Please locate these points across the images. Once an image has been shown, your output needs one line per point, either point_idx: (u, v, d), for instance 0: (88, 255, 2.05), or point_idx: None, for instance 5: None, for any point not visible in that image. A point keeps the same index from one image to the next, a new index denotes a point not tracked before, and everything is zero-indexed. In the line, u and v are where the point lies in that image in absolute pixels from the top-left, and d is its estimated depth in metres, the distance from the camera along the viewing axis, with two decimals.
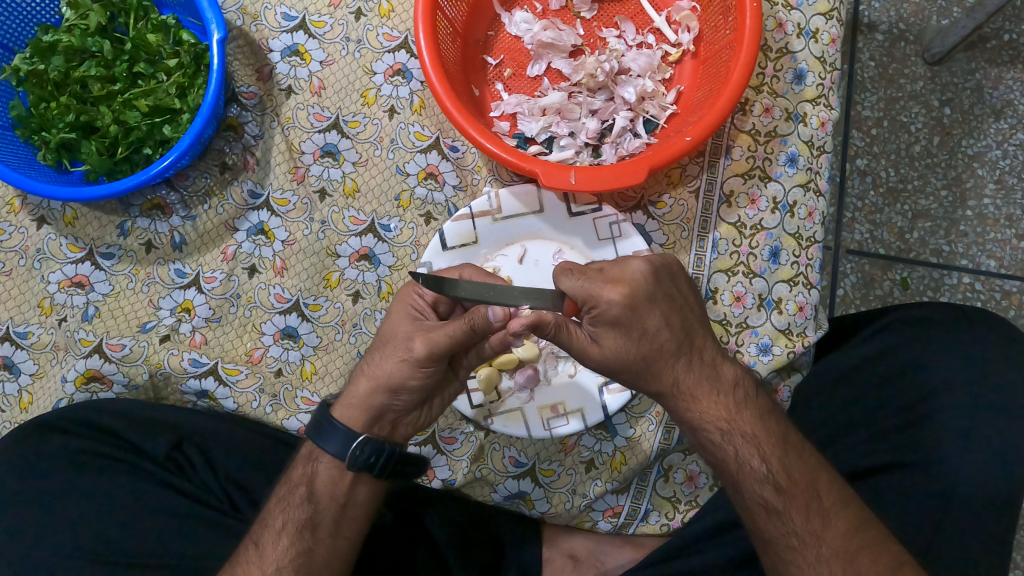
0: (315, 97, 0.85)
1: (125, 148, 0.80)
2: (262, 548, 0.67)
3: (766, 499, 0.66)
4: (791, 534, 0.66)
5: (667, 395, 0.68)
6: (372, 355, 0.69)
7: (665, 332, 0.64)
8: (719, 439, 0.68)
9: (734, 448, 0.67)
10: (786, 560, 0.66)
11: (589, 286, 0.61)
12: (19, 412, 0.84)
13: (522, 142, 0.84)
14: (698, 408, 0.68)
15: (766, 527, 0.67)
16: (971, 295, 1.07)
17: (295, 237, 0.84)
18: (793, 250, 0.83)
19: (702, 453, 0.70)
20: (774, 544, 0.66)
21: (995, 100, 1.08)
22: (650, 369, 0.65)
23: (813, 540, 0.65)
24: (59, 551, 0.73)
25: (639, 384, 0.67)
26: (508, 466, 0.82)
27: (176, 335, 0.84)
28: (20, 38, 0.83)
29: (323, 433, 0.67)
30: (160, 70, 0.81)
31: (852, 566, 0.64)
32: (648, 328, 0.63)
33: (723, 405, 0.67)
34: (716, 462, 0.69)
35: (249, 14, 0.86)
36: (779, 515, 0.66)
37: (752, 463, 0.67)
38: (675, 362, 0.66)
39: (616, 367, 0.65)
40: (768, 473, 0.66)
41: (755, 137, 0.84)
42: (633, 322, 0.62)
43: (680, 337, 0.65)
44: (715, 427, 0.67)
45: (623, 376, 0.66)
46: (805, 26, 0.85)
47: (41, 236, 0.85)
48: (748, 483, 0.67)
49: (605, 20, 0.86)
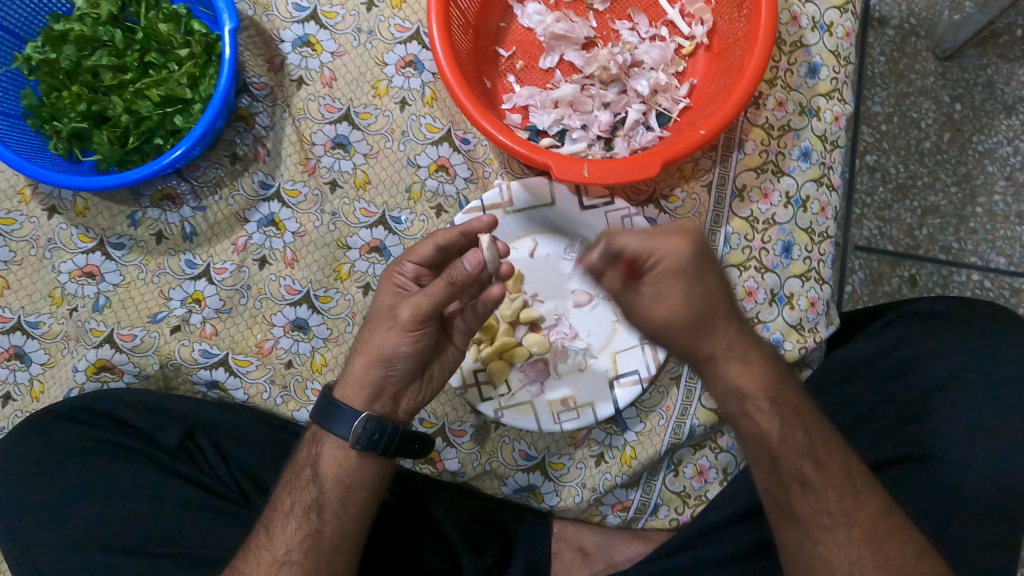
0: (326, 88, 0.85)
1: (136, 138, 0.80)
2: (272, 532, 0.68)
3: (804, 474, 0.67)
4: (823, 512, 0.66)
5: (713, 360, 0.68)
6: (367, 330, 0.69)
7: (722, 295, 0.66)
8: (767, 409, 0.68)
9: (780, 417, 0.68)
10: (816, 539, 0.67)
11: (656, 236, 0.63)
12: (31, 401, 0.84)
13: (534, 135, 0.83)
14: (740, 375, 0.68)
15: (800, 503, 0.67)
16: (980, 292, 1.06)
17: (306, 229, 0.84)
18: (805, 245, 0.83)
19: (737, 424, 0.70)
20: (805, 522, 0.67)
21: (1006, 96, 1.07)
22: (710, 332, 0.67)
23: (846, 519, 0.66)
24: (73, 539, 0.73)
25: (693, 345, 0.68)
26: (518, 459, 0.82)
27: (187, 326, 0.84)
28: (31, 27, 0.83)
29: (326, 413, 0.67)
30: (172, 60, 0.80)
31: (881, 548, 0.65)
32: (711, 288, 0.65)
33: (768, 376, 0.69)
34: (757, 434, 0.68)
35: (259, 4, 0.85)
36: (814, 491, 0.67)
37: (796, 435, 0.67)
38: (729, 327, 0.67)
39: (676, 325, 0.66)
40: (811, 446, 0.67)
41: (768, 132, 0.84)
42: (697, 278, 0.64)
43: (729, 301, 0.68)
44: (764, 395, 0.68)
45: (683, 335, 0.67)
46: (819, 19, 0.85)
47: (52, 225, 0.85)
48: (789, 456, 0.67)
49: (619, 12, 0.85)
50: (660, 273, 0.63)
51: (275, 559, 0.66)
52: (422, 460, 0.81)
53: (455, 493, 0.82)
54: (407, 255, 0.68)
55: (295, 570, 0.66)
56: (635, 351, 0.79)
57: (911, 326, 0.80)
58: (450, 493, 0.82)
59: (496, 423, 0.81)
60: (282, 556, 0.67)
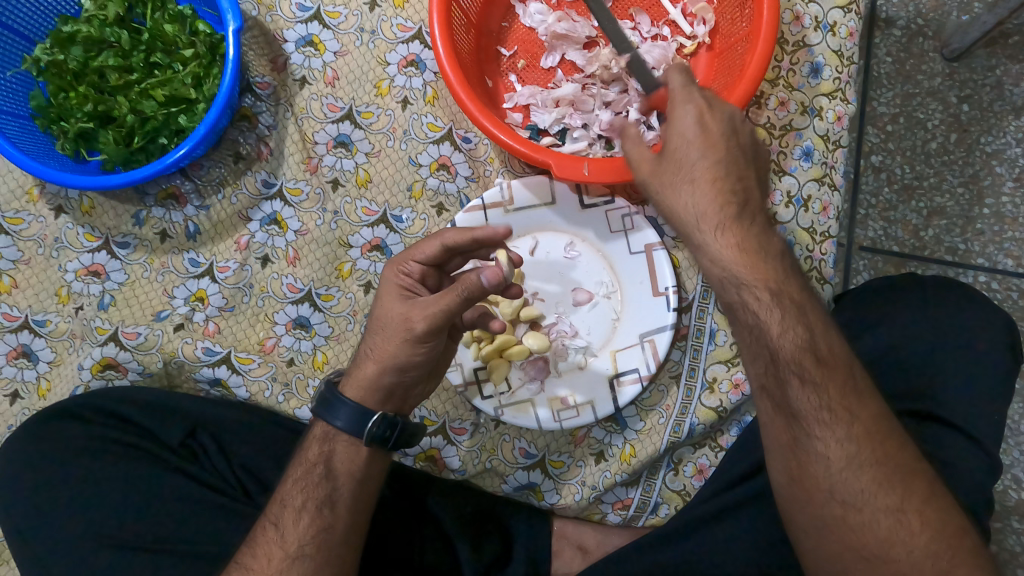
0: (329, 88, 0.85)
1: (141, 137, 0.81)
2: (282, 529, 0.67)
3: (804, 370, 0.60)
4: (823, 407, 0.60)
5: (701, 233, 0.61)
6: (374, 338, 0.67)
7: (728, 169, 0.61)
8: (766, 300, 0.60)
9: (781, 312, 0.60)
10: (812, 436, 0.61)
11: (682, 90, 0.63)
12: (37, 399, 0.85)
13: (535, 134, 0.84)
14: (735, 260, 0.60)
15: (796, 396, 0.61)
16: (987, 293, 1.05)
17: (308, 228, 0.85)
18: (807, 244, 0.83)
19: (733, 310, 0.63)
20: (802, 417, 0.61)
21: (1015, 97, 1.06)
22: (692, 192, 0.61)
23: (845, 420, 0.60)
24: (76, 534, 0.74)
25: (688, 210, 0.61)
26: (518, 457, 0.82)
27: (190, 324, 0.84)
28: (40, 29, 0.84)
29: (333, 412, 0.67)
30: (177, 60, 0.81)
31: (881, 450, 0.61)
32: (716, 156, 0.61)
33: (772, 268, 0.61)
34: (754, 326, 0.61)
35: (263, 5, 0.86)
36: (815, 387, 0.60)
37: (799, 332, 0.60)
38: (728, 205, 0.60)
39: (661, 175, 0.62)
40: (811, 345, 0.60)
41: (770, 131, 0.84)
42: (709, 158, 0.61)
43: (740, 183, 0.62)
44: (765, 285, 0.60)
45: (669, 187, 0.62)
46: (822, 19, 0.85)
47: (59, 225, 0.86)
48: (787, 353, 0.60)
49: (620, 11, 0.85)
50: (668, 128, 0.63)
51: (287, 554, 0.65)
52: (423, 457, 0.83)
53: (452, 488, 0.80)
54: (411, 256, 0.67)
55: (308, 565, 0.65)
56: (635, 351, 0.79)
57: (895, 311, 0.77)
58: (445, 488, 0.80)
59: (496, 421, 0.82)
60: (295, 553, 0.65)
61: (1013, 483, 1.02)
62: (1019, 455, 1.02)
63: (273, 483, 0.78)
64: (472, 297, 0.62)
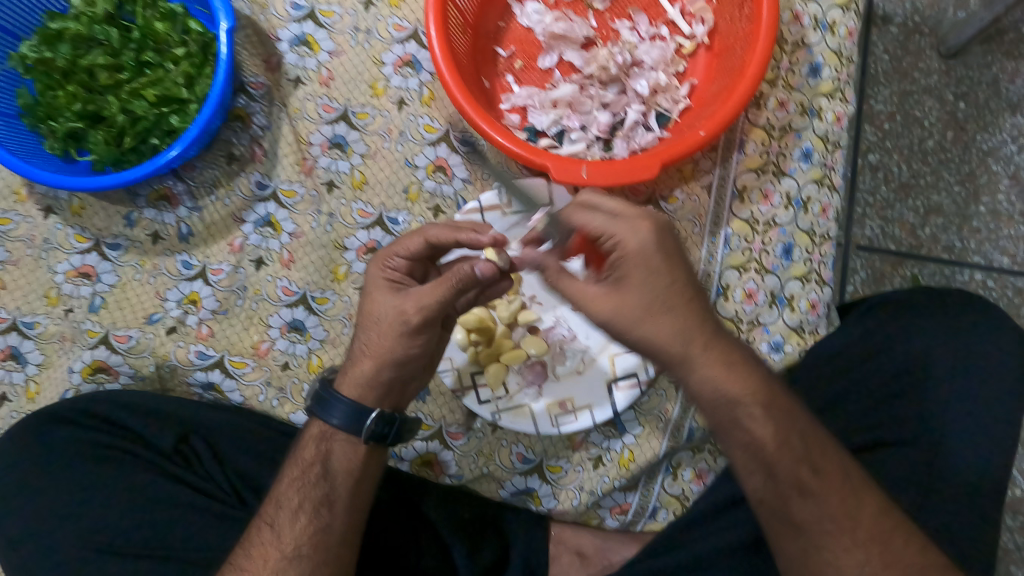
0: (324, 88, 0.84)
1: (132, 137, 0.79)
2: (278, 529, 0.66)
3: (801, 480, 0.61)
4: (825, 517, 0.60)
5: (688, 361, 0.59)
6: (368, 334, 0.65)
7: (689, 289, 0.59)
8: (759, 416, 0.60)
9: (773, 424, 0.60)
10: (819, 545, 0.61)
11: (619, 218, 0.58)
12: (26, 401, 0.84)
13: (533, 136, 0.83)
14: (724, 378, 0.59)
15: (798, 509, 0.61)
16: (984, 291, 1.05)
17: (303, 230, 0.84)
18: (807, 246, 0.83)
19: (727, 433, 0.62)
20: (806, 528, 0.61)
21: (1011, 95, 1.06)
22: (671, 320, 0.58)
23: (849, 523, 0.60)
24: (68, 540, 0.73)
25: (672, 339, 0.58)
26: (515, 462, 0.82)
27: (182, 327, 0.83)
28: (26, 25, 0.82)
29: (328, 410, 0.66)
30: (168, 59, 0.80)
31: (887, 548, 0.60)
32: (679, 281, 0.58)
33: (759, 378, 0.60)
34: (750, 444, 0.61)
35: (256, 3, 0.85)
36: (815, 499, 0.60)
37: (791, 441, 0.61)
38: (706, 322, 0.59)
39: (629, 309, 0.58)
40: (803, 451, 0.61)
41: (769, 132, 0.83)
42: (665, 265, 0.58)
43: (702, 304, 0.59)
44: (756, 400, 0.60)
45: (644, 324, 0.58)
46: (821, 18, 0.84)
47: (48, 225, 0.85)
48: (785, 464, 0.60)
49: (619, 11, 0.84)
50: (620, 258, 0.58)
51: (284, 554, 0.65)
52: (420, 463, 0.82)
53: (447, 492, 0.80)
54: (393, 252, 0.66)
55: (305, 566, 0.64)
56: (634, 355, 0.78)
57: (893, 314, 0.77)
58: (441, 493, 0.80)
59: (494, 426, 0.81)
60: (291, 553, 0.65)
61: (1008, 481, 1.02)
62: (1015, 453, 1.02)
63: (268, 488, 0.77)
64: (466, 286, 0.62)
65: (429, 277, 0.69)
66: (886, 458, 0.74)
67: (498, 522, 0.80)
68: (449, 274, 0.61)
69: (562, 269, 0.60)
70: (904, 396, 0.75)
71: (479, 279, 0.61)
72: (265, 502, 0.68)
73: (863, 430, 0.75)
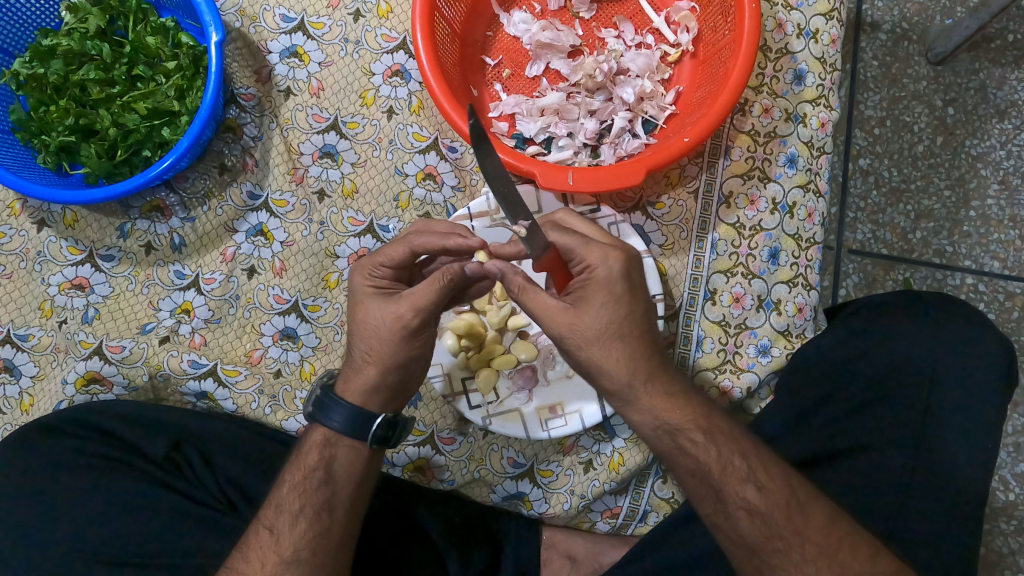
0: (314, 98, 0.85)
1: (124, 150, 0.80)
2: (276, 534, 0.66)
3: (750, 502, 0.61)
4: (774, 535, 0.61)
5: (632, 390, 0.60)
6: (366, 343, 0.64)
7: (642, 321, 0.60)
8: (702, 441, 0.61)
9: (717, 450, 0.61)
10: (772, 564, 0.61)
11: (591, 243, 0.61)
12: (21, 414, 0.84)
13: (521, 143, 0.84)
14: (665, 408, 0.61)
15: (749, 531, 0.61)
16: (974, 296, 1.06)
17: (294, 239, 0.85)
18: (792, 251, 0.84)
19: (673, 462, 0.62)
20: (758, 549, 0.61)
21: (999, 100, 1.07)
22: (622, 347, 0.59)
23: (798, 539, 0.61)
24: (63, 551, 0.73)
25: (620, 366, 0.59)
26: (506, 467, 0.82)
27: (176, 337, 0.84)
28: (20, 42, 0.83)
29: (329, 415, 0.66)
30: (159, 73, 0.81)
31: (836, 560, 0.60)
32: (635, 312, 0.60)
33: (699, 405, 0.62)
34: (696, 469, 0.61)
35: (247, 16, 0.86)
36: (763, 517, 0.61)
37: (734, 462, 0.61)
38: (653, 355, 0.61)
39: (582, 330, 0.59)
40: (751, 471, 0.62)
41: (754, 138, 0.84)
42: (625, 297, 0.59)
43: (652, 338, 0.61)
44: (697, 425, 0.61)
45: (593, 347, 0.59)
46: (805, 26, 0.85)
47: (41, 238, 0.85)
48: (731, 486, 0.61)
49: (604, 20, 0.86)
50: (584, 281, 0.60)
51: (281, 559, 0.65)
52: (411, 468, 0.82)
53: (441, 496, 0.81)
54: (378, 261, 0.66)
55: (303, 570, 0.65)
56: None
57: (878, 315, 0.78)
58: (435, 498, 0.80)
59: (485, 431, 0.82)
60: (290, 558, 0.65)
61: (1001, 485, 1.02)
62: (1008, 456, 1.02)
63: (260, 495, 0.78)
64: (455, 285, 0.62)
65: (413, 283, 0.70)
66: (872, 459, 0.75)
67: (492, 525, 0.81)
68: (438, 274, 0.61)
69: (526, 281, 0.60)
70: (889, 396, 0.76)
71: (466, 279, 0.61)
72: (264, 507, 0.68)
73: (846, 430, 0.76)
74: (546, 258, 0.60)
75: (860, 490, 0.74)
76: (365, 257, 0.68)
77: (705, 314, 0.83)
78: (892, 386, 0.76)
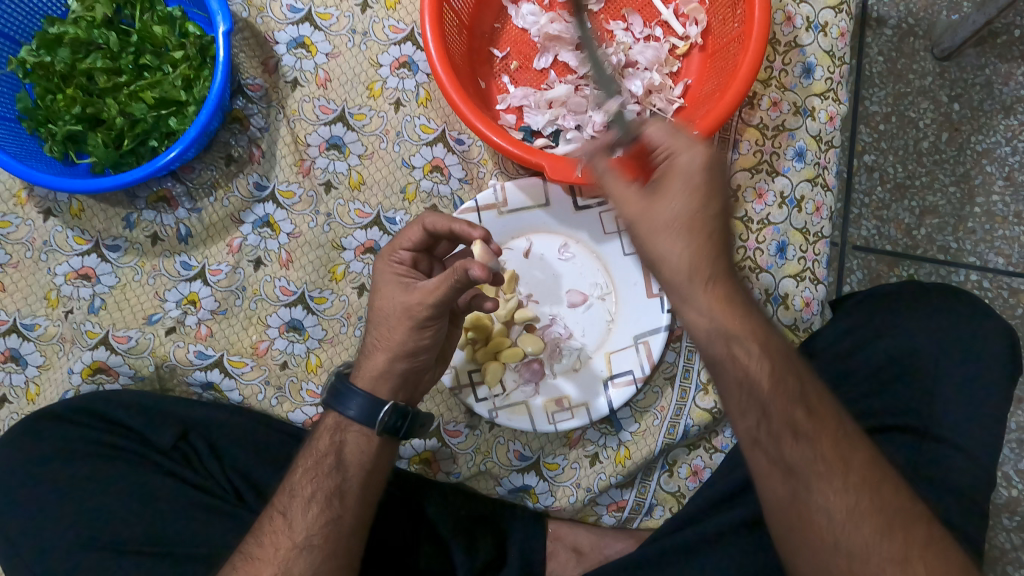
0: (321, 90, 0.85)
1: (130, 140, 0.80)
2: (289, 519, 0.65)
3: (795, 422, 0.57)
4: (818, 458, 0.57)
5: (692, 285, 0.56)
6: (377, 329, 0.66)
7: (719, 220, 0.56)
8: (756, 354, 0.56)
9: (771, 363, 0.57)
10: (811, 490, 0.56)
11: (680, 138, 0.58)
12: (26, 403, 0.84)
13: (528, 136, 0.83)
14: (723, 313, 0.56)
15: (790, 452, 0.57)
16: (979, 292, 1.06)
17: (300, 230, 0.84)
18: (800, 245, 0.84)
19: (719, 369, 0.58)
20: (801, 472, 0.57)
21: (1005, 96, 1.07)
22: (686, 242, 0.55)
23: (840, 467, 0.57)
24: (68, 541, 0.73)
25: (682, 261, 0.55)
26: (513, 460, 0.83)
27: (181, 328, 0.84)
28: (26, 31, 0.83)
29: (343, 401, 0.67)
30: (166, 62, 0.80)
31: (877, 494, 0.57)
32: (711, 209, 0.56)
33: (758, 321, 0.58)
34: (745, 379, 0.57)
35: (254, 6, 0.85)
36: (808, 440, 0.57)
37: (786, 382, 0.57)
38: (721, 258, 0.56)
39: (652, 215, 0.56)
40: (800, 394, 0.57)
41: (763, 132, 0.84)
42: (700, 192, 0.56)
43: (725, 241, 0.57)
44: (754, 336, 0.57)
45: (662, 236, 0.56)
46: (814, 20, 0.85)
47: (48, 228, 0.85)
48: (779, 405, 0.56)
49: (613, 13, 0.85)
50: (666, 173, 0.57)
51: (294, 544, 0.64)
52: (417, 461, 0.83)
53: (448, 489, 0.80)
54: (397, 246, 0.67)
55: (315, 556, 0.64)
56: (630, 353, 0.79)
57: (886, 309, 0.78)
58: (445, 490, 0.80)
59: (491, 423, 0.82)
60: (303, 543, 0.64)
61: (1004, 481, 1.02)
62: (1010, 453, 1.03)
63: (267, 486, 0.78)
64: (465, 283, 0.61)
65: (433, 270, 0.70)
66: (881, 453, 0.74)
67: (498, 520, 0.80)
68: (448, 270, 0.61)
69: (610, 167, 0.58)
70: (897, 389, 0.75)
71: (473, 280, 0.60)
72: (278, 492, 0.68)
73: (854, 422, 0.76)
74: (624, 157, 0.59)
75: None
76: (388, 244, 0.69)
77: None
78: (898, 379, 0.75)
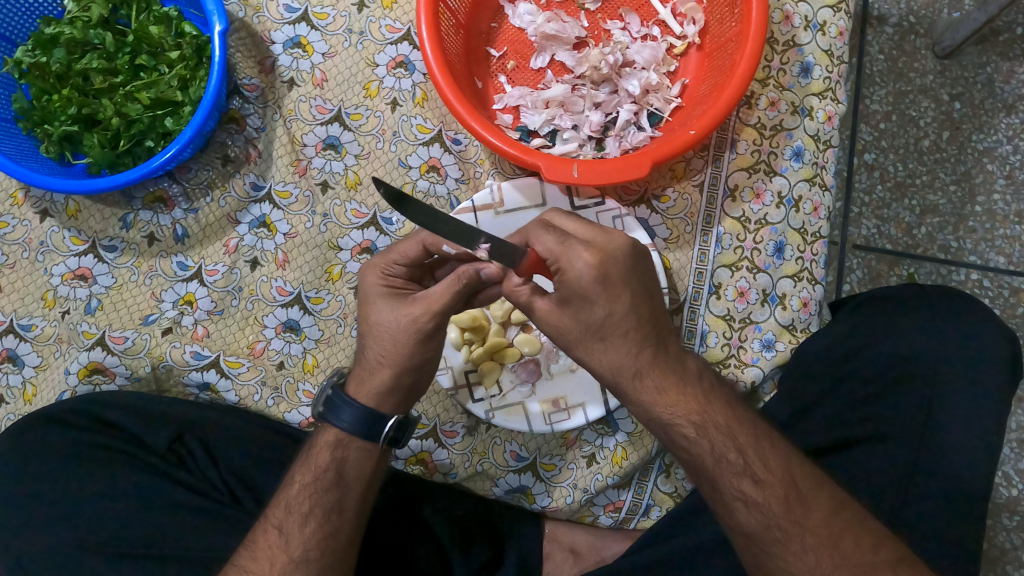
0: (317, 89, 0.85)
1: (127, 140, 0.80)
2: (286, 534, 0.66)
3: (745, 493, 0.61)
4: (772, 525, 0.60)
5: (624, 383, 0.60)
6: (380, 345, 0.64)
7: (627, 318, 0.57)
8: (694, 436, 0.61)
9: (710, 443, 0.61)
10: (771, 553, 0.60)
11: (565, 244, 0.57)
12: (23, 404, 0.84)
13: (524, 135, 0.83)
14: (658, 401, 0.60)
15: (746, 520, 0.61)
16: (979, 291, 1.06)
17: (296, 230, 0.84)
18: (798, 245, 0.83)
19: (669, 446, 0.63)
20: (756, 538, 0.61)
21: (1006, 94, 1.06)
22: (604, 347, 0.59)
23: (797, 529, 0.60)
24: (64, 543, 0.73)
25: (604, 365, 0.59)
26: (509, 460, 0.82)
27: (178, 328, 0.84)
28: (21, 31, 0.82)
29: (338, 414, 0.66)
30: (162, 63, 0.80)
31: (838, 550, 0.60)
32: (617, 310, 0.57)
33: (695, 399, 0.61)
34: (691, 460, 0.62)
35: (250, 6, 0.85)
36: (759, 508, 0.60)
37: (729, 456, 0.61)
38: (643, 351, 0.59)
39: (567, 332, 0.59)
40: (746, 464, 0.61)
41: (761, 131, 0.84)
42: (599, 299, 0.57)
43: (641, 331, 0.59)
44: (690, 420, 0.61)
45: (580, 347, 0.59)
46: (812, 18, 0.85)
47: (44, 229, 0.85)
48: (725, 478, 0.61)
49: (610, 12, 0.85)
50: (560, 284, 0.57)
51: (291, 560, 0.65)
52: (414, 461, 0.82)
53: (446, 491, 0.81)
54: (392, 259, 0.66)
55: (312, 570, 0.65)
56: None
57: (883, 310, 0.77)
58: (443, 492, 0.80)
59: (488, 424, 0.82)
60: (299, 558, 0.65)
61: (1004, 481, 1.02)
62: (1011, 452, 1.02)
63: (264, 487, 0.78)
64: (471, 287, 0.61)
65: (423, 283, 0.70)
66: (877, 455, 0.74)
67: (495, 522, 0.81)
68: (454, 276, 0.60)
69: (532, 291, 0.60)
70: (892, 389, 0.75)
71: (482, 282, 0.61)
72: (270, 505, 0.68)
73: (851, 422, 0.76)
74: (526, 264, 0.59)
75: (865, 483, 0.73)
76: (377, 257, 0.68)
77: (710, 308, 0.83)
78: (895, 379, 0.75)
